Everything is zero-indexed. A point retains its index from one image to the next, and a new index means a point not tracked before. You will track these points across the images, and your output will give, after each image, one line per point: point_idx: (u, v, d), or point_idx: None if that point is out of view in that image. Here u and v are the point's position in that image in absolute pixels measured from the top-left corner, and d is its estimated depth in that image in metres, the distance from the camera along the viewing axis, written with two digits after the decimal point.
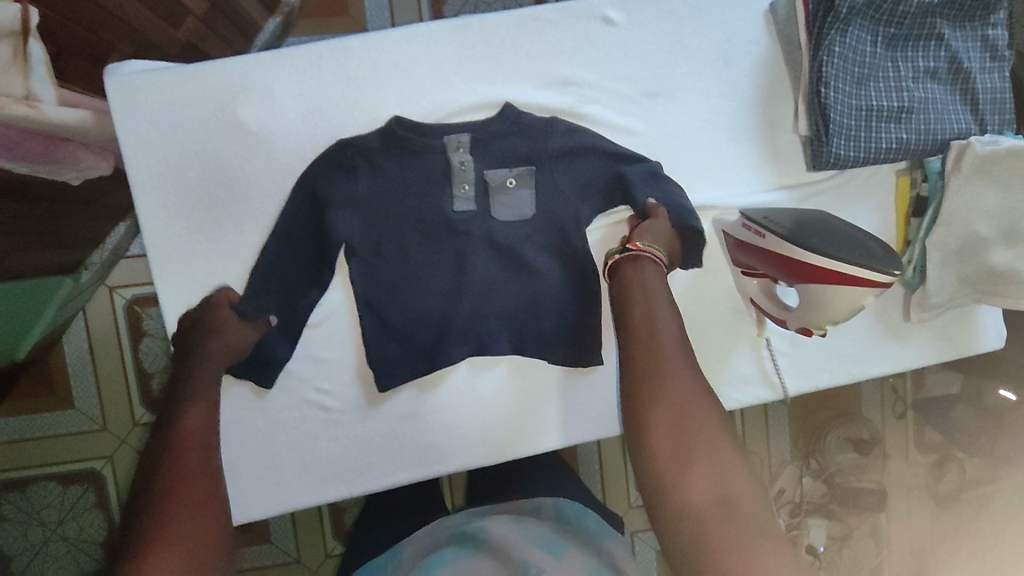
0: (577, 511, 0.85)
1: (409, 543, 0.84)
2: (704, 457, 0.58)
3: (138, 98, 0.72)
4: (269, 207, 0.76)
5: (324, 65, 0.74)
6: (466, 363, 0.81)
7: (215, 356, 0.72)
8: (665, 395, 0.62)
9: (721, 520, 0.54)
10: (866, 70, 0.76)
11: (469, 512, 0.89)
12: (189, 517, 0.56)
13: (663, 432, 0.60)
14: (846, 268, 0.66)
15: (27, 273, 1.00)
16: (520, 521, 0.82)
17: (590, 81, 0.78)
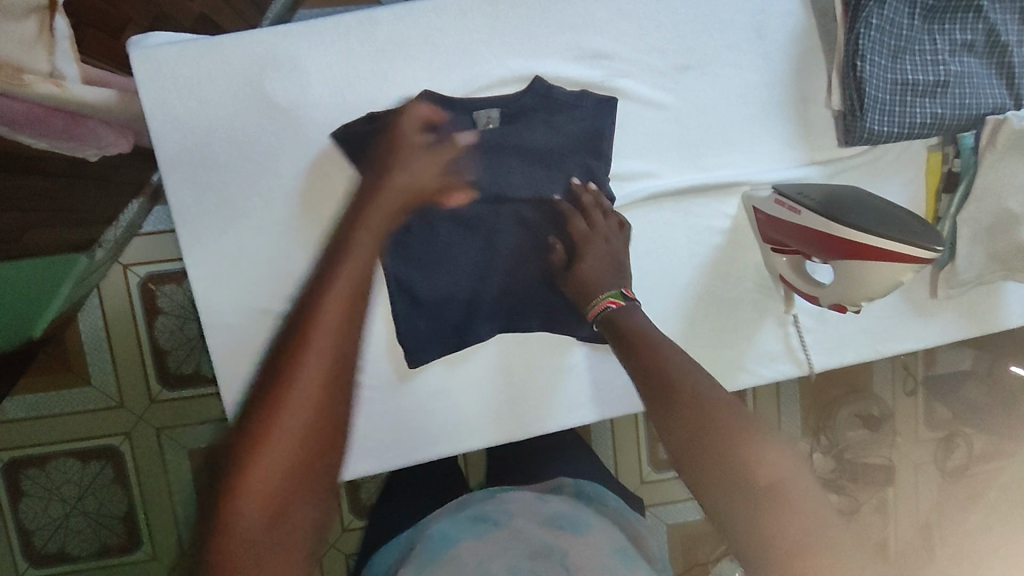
0: (595, 490, 0.88)
1: (431, 518, 0.86)
2: (725, 438, 0.55)
3: (163, 72, 0.71)
4: (298, 184, 0.75)
5: (352, 38, 0.73)
6: (495, 340, 0.81)
7: (421, 169, 0.65)
8: (679, 383, 0.60)
9: (751, 501, 0.52)
10: (902, 43, 0.75)
11: (493, 488, 0.92)
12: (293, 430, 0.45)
13: (682, 415, 0.57)
14: (872, 241, 0.66)
15: (43, 251, 1.00)
16: (541, 497, 0.84)
17: (622, 54, 0.77)
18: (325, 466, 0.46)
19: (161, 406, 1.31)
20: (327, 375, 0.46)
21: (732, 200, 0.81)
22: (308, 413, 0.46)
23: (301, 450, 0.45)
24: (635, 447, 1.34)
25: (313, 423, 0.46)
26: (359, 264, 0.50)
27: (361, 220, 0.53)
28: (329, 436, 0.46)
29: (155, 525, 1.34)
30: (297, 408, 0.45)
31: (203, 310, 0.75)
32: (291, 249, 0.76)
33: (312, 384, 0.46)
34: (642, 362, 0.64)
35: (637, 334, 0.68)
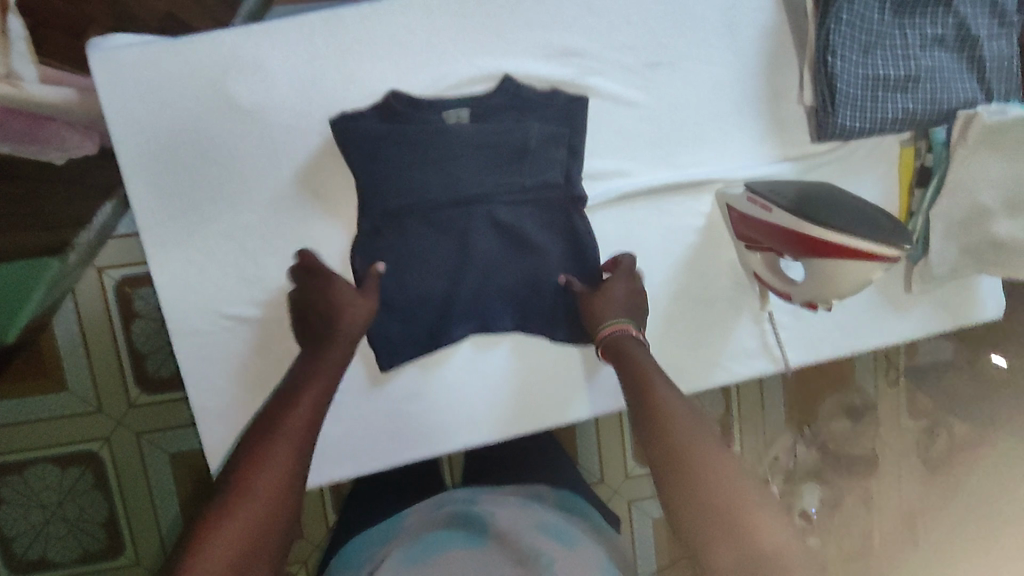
0: (576, 503, 0.90)
1: (410, 514, 0.88)
2: (702, 464, 0.59)
3: (122, 74, 0.69)
4: (265, 188, 0.74)
5: (317, 38, 0.71)
6: (469, 342, 0.80)
7: (346, 332, 0.72)
8: (666, 412, 0.64)
9: (721, 520, 0.55)
10: (873, 38, 0.74)
11: (474, 488, 0.92)
12: (243, 525, 0.54)
13: (665, 441, 0.62)
14: (848, 242, 0.65)
15: (15, 257, 0.96)
16: (525, 502, 0.85)
17: (593, 52, 0.76)
18: (281, 529, 0.56)
19: (140, 410, 1.30)
20: (289, 461, 0.60)
21: (706, 198, 0.81)
22: (276, 483, 0.58)
23: (265, 510, 0.56)
24: (619, 442, 1.34)
25: (261, 522, 0.55)
26: (315, 391, 0.68)
27: (314, 365, 0.71)
28: (274, 539, 0.55)
29: (137, 530, 1.33)
30: (255, 494, 0.56)
31: (171, 317, 0.74)
32: (259, 254, 0.75)
33: (279, 461, 0.60)
34: (633, 391, 0.68)
35: (629, 356, 0.72)
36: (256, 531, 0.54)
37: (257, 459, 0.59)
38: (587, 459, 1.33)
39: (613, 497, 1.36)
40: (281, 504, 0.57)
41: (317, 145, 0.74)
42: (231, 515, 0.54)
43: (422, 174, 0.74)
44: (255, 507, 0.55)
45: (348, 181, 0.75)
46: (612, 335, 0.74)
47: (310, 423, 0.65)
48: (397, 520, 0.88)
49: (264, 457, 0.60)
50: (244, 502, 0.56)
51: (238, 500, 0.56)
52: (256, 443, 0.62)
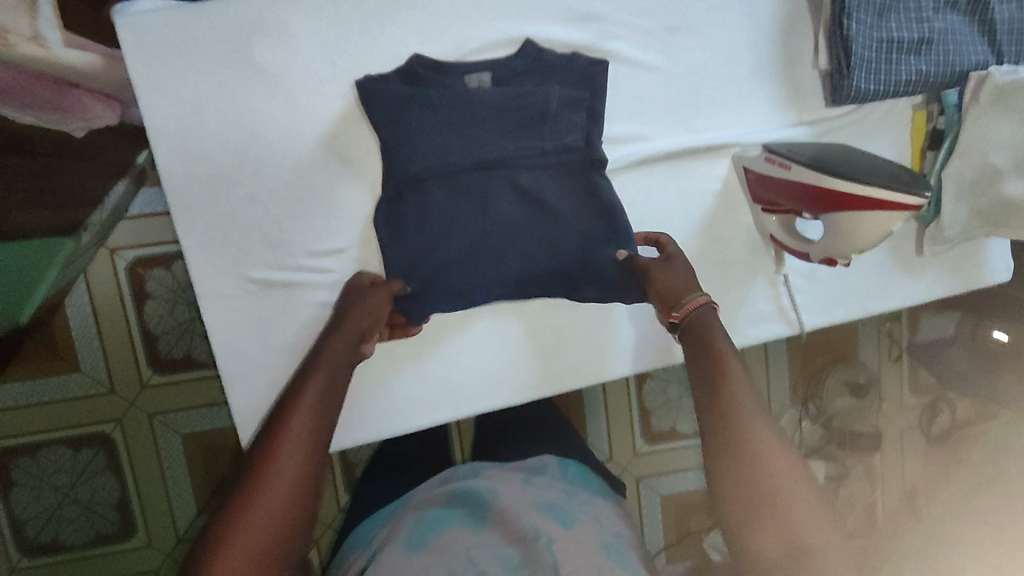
0: (580, 473, 0.91)
1: (418, 491, 0.87)
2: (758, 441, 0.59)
3: (149, 38, 0.70)
4: (289, 152, 0.75)
5: (341, 1, 0.72)
6: (490, 305, 0.82)
7: (357, 313, 0.73)
8: (731, 383, 0.63)
9: (763, 503, 0.56)
10: (888, 1, 0.76)
11: (478, 464, 0.92)
12: (255, 533, 0.53)
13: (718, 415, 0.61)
14: (876, 193, 0.67)
15: (30, 235, 0.98)
16: (529, 479, 0.84)
17: (612, 16, 0.77)
18: (300, 523, 0.55)
19: (153, 390, 1.31)
20: (304, 453, 0.59)
21: (722, 162, 0.82)
22: (290, 477, 0.57)
23: (282, 507, 0.55)
24: (628, 419, 1.36)
25: (275, 527, 0.54)
26: (321, 381, 0.67)
27: (320, 356, 0.70)
28: (291, 543, 0.54)
29: (149, 511, 1.34)
30: (266, 499, 0.55)
31: (196, 281, 0.75)
32: (283, 218, 0.76)
33: (294, 454, 0.58)
34: (697, 361, 0.67)
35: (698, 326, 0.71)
36: (275, 530, 0.54)
37: (268, 458, 0.58)
38: (596, 436, 1.35)
39: (622, 474, 1.37)
40: (300, 498, 0.56)
41: (341, 110, 0.75)
42: (245, 517, 0.53)
43: (445, 138, 0.75)
44: (272, 505, 0.55)
45: (372, 145, 0.76)
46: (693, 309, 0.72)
47: (320, 415, 0.63)
48: (403, 502, 0.86)
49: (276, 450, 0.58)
50: (256, 507, 0.54)
51: (249, 504, 0.54)
52: (268, 434, 0.60)
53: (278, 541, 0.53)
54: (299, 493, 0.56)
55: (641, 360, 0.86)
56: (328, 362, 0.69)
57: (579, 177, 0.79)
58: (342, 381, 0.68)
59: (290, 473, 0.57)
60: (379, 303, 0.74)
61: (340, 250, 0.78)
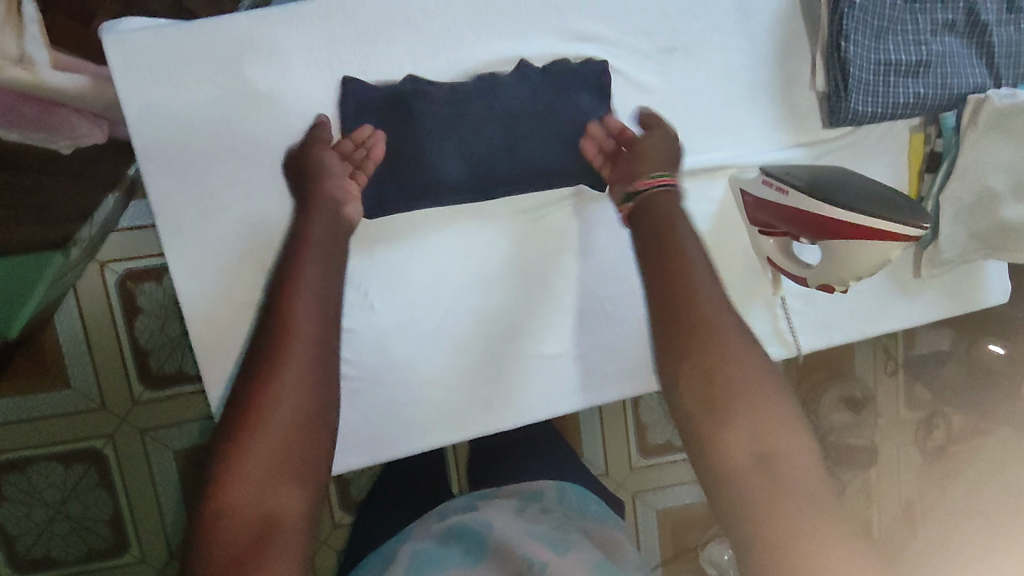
0: (578, 494, 0.90)
1: (414, 525, 0.85)
2: (744, 408, 0.55)
3: (137, 59, 0.69)
4: (281, 173, 0.73)
5: (333, 22, 0.71)
6: (484, 328, 0.80)
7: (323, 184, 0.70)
8: (706, 332, 0.59)
9: (760, 480, 0.52)
10: (885, 23, 0.75)
11: (473, 495, 0.90)
12: (264, 459, 0.52)
13: (696, 378, 0.57)
14: (877, 225, 0.66)
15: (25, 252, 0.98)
16: (524, 508, 0.83)
17: (608, 37, 0.76)
18: (302, 467, 0.53)
19: (145, 404, 1.29)
20: (302, 407, 0.55)
21: (719, 184, 0.81)
22: (290, 417, 0.54)
23: (297, 423, 0.55)
24: (624, 435, 1.34)
25: (281, 452, 0.53)
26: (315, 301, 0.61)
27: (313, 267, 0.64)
28: (309, 467, 0.54)
29: (142, 527, 1.32)
30: (273, 426, 0.53)
31: (186, 304, 0.74)
32: (274, 240, 0.74)
33: (292, 392, 0.56)
34: (659, 297, 0.62)
35: (654, 244, 0.65)
36: (270, 474, 0.52)
37: (267, 380, 0.55)
38: (591, 453, 1.33)
39: (618, 490, 1.36)
40: (300, 436, 0.54)
41: (334, 130, 0.74)
42: (250, 444, 0.52)
43: (439, 156, 0.75)
44: (264, 459, 0.52)
45: None
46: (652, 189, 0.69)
47: (322, 333, 0.60)
48: (401, 538, 0.82)
49: (272, 385, 0.55)
50: (262, 433, 0.53)
51: (253, 430, 0.53)
52: (262, 365, 0.57)
53: (276, 486, 0.52)
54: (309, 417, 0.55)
55: (639, 383, 0.85)
56: (312, 257, 0.65)
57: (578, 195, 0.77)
58: (335, 289, 0.64)
59: (297, 396, 0.55)
60: (331, 179, 0.70)
61: None
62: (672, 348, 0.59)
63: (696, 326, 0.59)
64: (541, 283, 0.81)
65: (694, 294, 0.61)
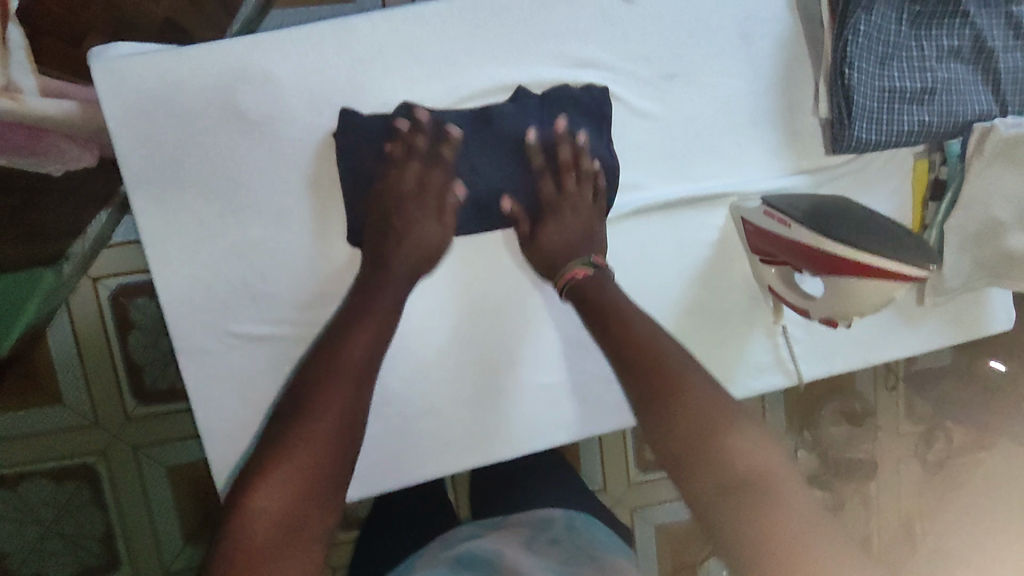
0: (585, 520, 0.87)
1: (423, 552, 0.84)
2: (712, 446, 0.60)
3: (125, 85, 0.67)
4: (273, 202, 0.72)
5: (327, 48, 0.70)
6: (480, 358, 0.79)
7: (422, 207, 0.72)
8: (672, 379, 0.65)
9: (739, 503, 0.56)
10: (890, 49, 0.73)
11: (479, 524, 0.89)
12: (270, 501, 0.58)
13: (671, 417, 0.63)
14: (884, 263, 0.64)
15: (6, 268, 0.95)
16: (535, 537, 0.82)
17: (608, 63, 0.75)
18: (324, 490, 0.61)
19: (139, 422, 1.27)
20: (321, 445, 0.62)
21: (719, 211, 0.80)
22: (326, 438, 0.62)
23: (308, 469, 0.61)
24: (622, 452, 1.33)
25: (288, 496, 0.59)
26: (367, 336, 0.68)
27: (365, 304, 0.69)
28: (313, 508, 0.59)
29: (137, 545, 1.31)
30: (285, 468, 0.60)
31: (176, 335, 0.72)
32: (266, 269, 0.73)
33: (333, 412, 0.64)
34: (625, 348, 0.68)
35: (610, 304, 0.71)
36: (298, 491, 0.59)
37: (299, 413, 0.64)
38: (588, 469, 1.32)
39: (615, 506, 1.34)
40: (328, 462, 0.62)
41: (327, 159, 0.72)
42: (263, 486, 0.59)
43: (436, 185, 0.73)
44: (271, 501, 0.58)
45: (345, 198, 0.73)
46: (569, 283, 0.73)
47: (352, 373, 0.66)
48: (407, 567, 0.82)
49: (310, 408, 0.64)
50: (275, 474, 0.60)
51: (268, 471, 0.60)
52: (309, 386, 0.65)
53: (302, 501, 0.59)
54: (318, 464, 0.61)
55: None
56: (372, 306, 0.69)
57: (576, 222, 0.75)
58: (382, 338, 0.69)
59: (313, 438, 0.62)
60: (393, 180, 0.73)
61: (327, 302, 0.75)
62: (640, 395, 0.65)
63: (661, 375, 0.65)
64: (538, 312, 0.79)
65: (653, 339, 0.68)
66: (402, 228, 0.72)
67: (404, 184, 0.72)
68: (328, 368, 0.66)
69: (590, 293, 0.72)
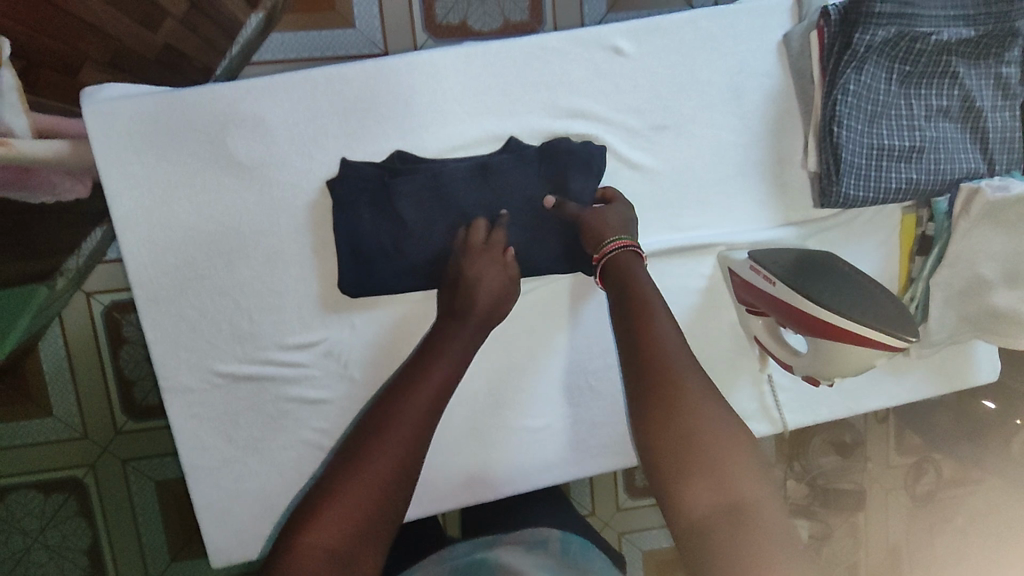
0: (582, 548, 0.74)
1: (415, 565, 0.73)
2: (705, 467, 0.55)
3: (118, 127, 0.68)
4: (262, 245, 0.72)
5: (320, 95, 0.71)
6: (465, 401, 0.79)
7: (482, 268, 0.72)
8: (681, 392, 0.59)
9: (726, 529, 0.52)
10: (879, 108, 0.74)
11: (475, 541, 0.77)
12: (334, 520, 0.57)
13: (668, 432, 0.57)
14: (867, 331, 0.66)
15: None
16: (528, 557, 0.69)
17: (599, 114, 0.75)
18: (388, 518, 0.59)
19: (126, 436, 1.26)
20: (393, 469, 0.61)
21: (707, 260, 0.80)
22: (391, 466, 0.61)
23: (378, 492, 0.59)
24: (612, 479, 1.33)
25: (352, 514, 0.57)
26: (445, 371, 0.69)
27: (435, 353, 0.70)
28: (378, 525, 0.58)
29: (120, 560, 1.28)
30: (350, 488, 0.59)
31: (163, 373, 0.73)
32: (253, 309, 0.73)
33: (401, 439, 0.63)
34: (635, 358, 0.63)
35: (636, 300, 0.67)
36: (360, 521, 0.57)
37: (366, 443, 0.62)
38: (577, 492, 1.33)
39: (603, 529, 1.34)
40: (390, 489, 0.60)
41: (316, 203, 0.73)
42: (327, 508, 0.58)
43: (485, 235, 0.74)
44: (336, 522, 0.57)
45: (331, 243, 0.74)
46: (616, 252, 0.71)
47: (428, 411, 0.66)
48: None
49: (376, 437, 0.63)
50: (342, 497, 0.58)
51: (335, 495, 0.59)
52: (379, 420, 0.64)
53: (357, 532, 0.57)
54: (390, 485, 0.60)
55: (624, 455, 0.84)
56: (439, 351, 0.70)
57: (563, 266, 0.76)
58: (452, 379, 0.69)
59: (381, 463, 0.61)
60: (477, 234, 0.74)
61: (313, 344, 0.75)
62: (640, 408, 0.60)
63: (670, 387, 0.59)
64: (522, 355, 0.80)
65: (669, 349, 0.62)
66: (476, 283, 0.72)
67: (473, 248, 0.73)
68: (407, 399, 0.66)
69: (630, 281, 0.69)
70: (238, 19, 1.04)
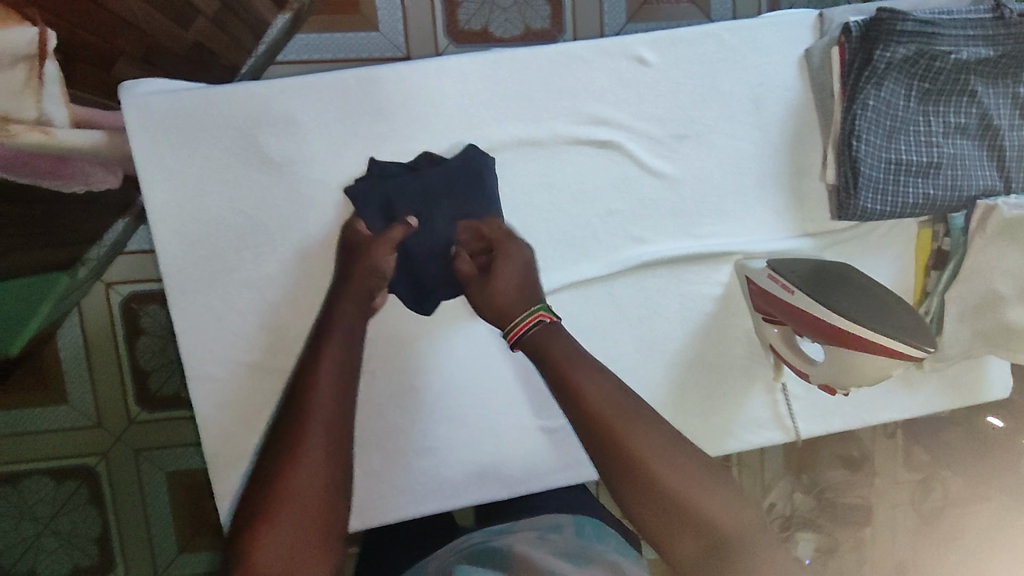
0: (596, 531, 0.75)
1: (430, 560, 0.74)
2: (693, 505, 0.57)
3: (155, 120, 0.70)
4: (289, 240, 0.74)
5: (350, 96, 0.72)
6: (485, 397, 0.80)
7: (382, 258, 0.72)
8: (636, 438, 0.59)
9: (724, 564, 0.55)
10: (897, 124, 0.75)
11: (490, 528, 0.78)
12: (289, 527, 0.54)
13: (639, 484, 0.58)
14: (886, 340, 0.67)
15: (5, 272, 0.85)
16: (544, 542, 0.70)
17: (621, 121, 0.77)
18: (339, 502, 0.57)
19: (140, 426, 1.27)
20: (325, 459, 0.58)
21: (724, 268, 0.82)
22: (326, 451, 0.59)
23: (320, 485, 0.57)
24: None
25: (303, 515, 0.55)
26: (346, 340, 0.67)
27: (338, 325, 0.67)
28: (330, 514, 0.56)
29: (129, 548, 1.30)
30: (295, 489, 0.56)
31: (187, 363, 0.74)
32: (278, 303, 0.75)
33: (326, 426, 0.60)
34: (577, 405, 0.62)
35: (567, 353, 0.66)
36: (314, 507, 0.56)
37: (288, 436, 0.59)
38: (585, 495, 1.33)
39: None
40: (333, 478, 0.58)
41: (343, 200, 0.74)
42: (272, 515, 0.55)
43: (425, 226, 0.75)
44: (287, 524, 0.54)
45: None
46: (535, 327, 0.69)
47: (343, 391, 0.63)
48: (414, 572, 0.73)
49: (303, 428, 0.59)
50: (283, 498, 0.55)
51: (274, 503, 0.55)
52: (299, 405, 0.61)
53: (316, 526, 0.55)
54: (330, 475, 0.58)
55: None
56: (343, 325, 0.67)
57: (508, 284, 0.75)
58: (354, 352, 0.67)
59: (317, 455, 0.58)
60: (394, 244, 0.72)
61: None
62: (603, 457, 0.60)
63: (627, 434, 0.59)
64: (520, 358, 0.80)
65: (610, 394, 0.62)
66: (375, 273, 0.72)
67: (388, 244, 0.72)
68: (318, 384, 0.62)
69: (545, 340, 0.68)
70: (265, 19, 1.06)
